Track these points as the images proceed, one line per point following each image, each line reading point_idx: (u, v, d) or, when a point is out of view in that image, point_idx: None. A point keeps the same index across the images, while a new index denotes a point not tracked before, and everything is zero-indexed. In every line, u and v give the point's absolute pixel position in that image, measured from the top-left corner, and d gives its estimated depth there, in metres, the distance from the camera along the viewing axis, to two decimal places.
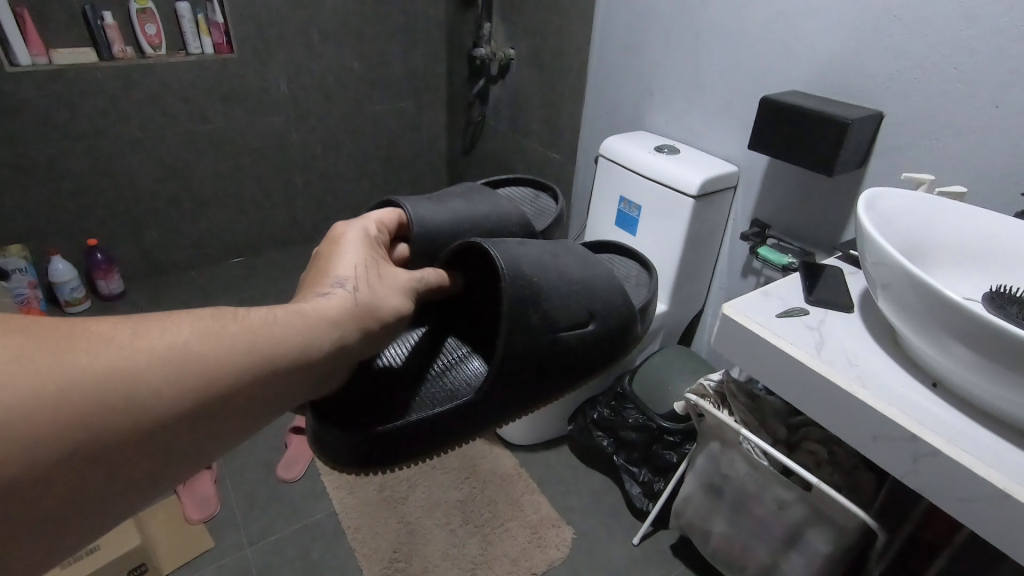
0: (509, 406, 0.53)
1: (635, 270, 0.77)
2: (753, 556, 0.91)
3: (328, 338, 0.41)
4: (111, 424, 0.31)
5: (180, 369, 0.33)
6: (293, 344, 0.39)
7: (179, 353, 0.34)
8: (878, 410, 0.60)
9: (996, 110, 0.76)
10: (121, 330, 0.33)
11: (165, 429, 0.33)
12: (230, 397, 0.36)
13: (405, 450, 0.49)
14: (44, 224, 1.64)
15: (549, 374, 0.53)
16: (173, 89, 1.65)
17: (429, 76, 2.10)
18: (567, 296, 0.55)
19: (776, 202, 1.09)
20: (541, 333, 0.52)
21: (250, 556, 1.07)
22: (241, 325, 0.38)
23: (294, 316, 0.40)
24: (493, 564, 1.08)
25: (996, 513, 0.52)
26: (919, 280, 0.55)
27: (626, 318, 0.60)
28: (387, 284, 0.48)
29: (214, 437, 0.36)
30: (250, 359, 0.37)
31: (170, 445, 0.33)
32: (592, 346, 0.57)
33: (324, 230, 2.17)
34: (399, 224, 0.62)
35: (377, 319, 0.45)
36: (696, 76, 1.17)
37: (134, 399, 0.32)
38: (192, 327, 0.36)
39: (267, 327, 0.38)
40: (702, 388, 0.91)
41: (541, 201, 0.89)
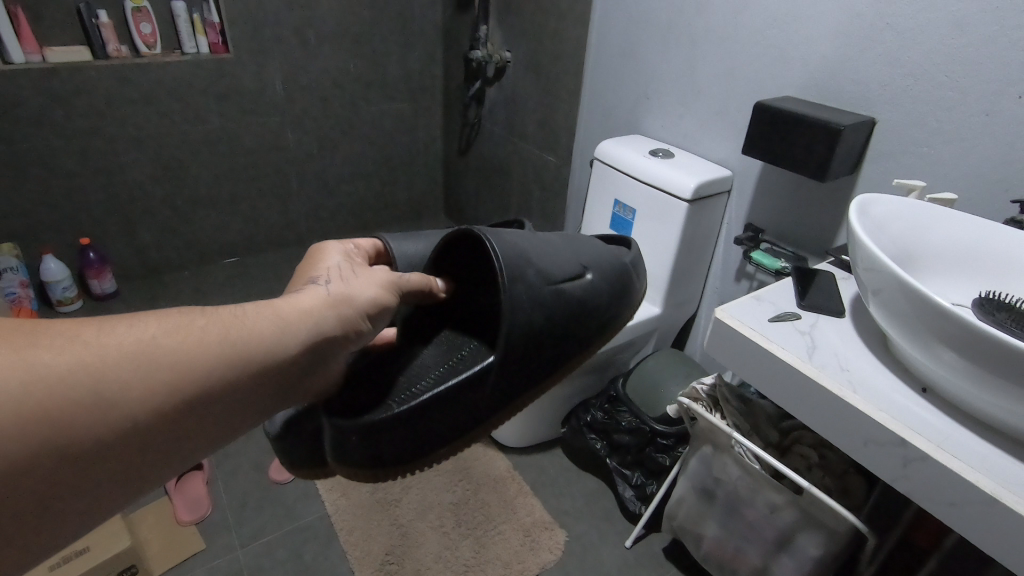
0: (534, 367, 0.53)
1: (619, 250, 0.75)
2: (745, 560, 0.91)
3: (304, 328, 0.41)
4: (83, 421, 0.31)
5: (149, 363, 0.34)
6: (267, 335, 0.39)
7: (146, 347, 0.34)
8: (869, 415, 0.60)
9: (987, 118, 0.76)
10: (87, 328, 0.34)
11: (138, 425, 0.33)
12: (205, 392, 0.35)
13: (442, 425, 0.49)
14: (36, 223, 1.63)
15: (563, 329, 0.54)
16: (168, 89, 1.65)
17: (426, 77, 2.10)
18: (559, 256, 0.57)
19: (770, 207, 1.10)
20: (544, 288, 0.53)
21: (242, 558, 1.07)
22: (210, 320, 0.38)
23: (266, 310, 0.41)
24: (486, 567, 1.08)
25: (983, 516, 0.52)
26: (909, 286, 0.55)
27: (618, 281, 0.62)
28: (365, 279, 0.48)
29: (194, 433, 0.36)
30: (222, 352, 0.37)
31: (147, 442, 0.34)
32: (595, 294, 0.58)
33: (319, 231, 2.17)
34: (377, 251, 0.62)
35: (355, 308, 0.45)
36: (691, 80, 1.18)
37: (103, 395, 0.32)
38: (158, 323, 0.36)
39: (238, 320, 0.39)
40: (695, 392, 0.91)
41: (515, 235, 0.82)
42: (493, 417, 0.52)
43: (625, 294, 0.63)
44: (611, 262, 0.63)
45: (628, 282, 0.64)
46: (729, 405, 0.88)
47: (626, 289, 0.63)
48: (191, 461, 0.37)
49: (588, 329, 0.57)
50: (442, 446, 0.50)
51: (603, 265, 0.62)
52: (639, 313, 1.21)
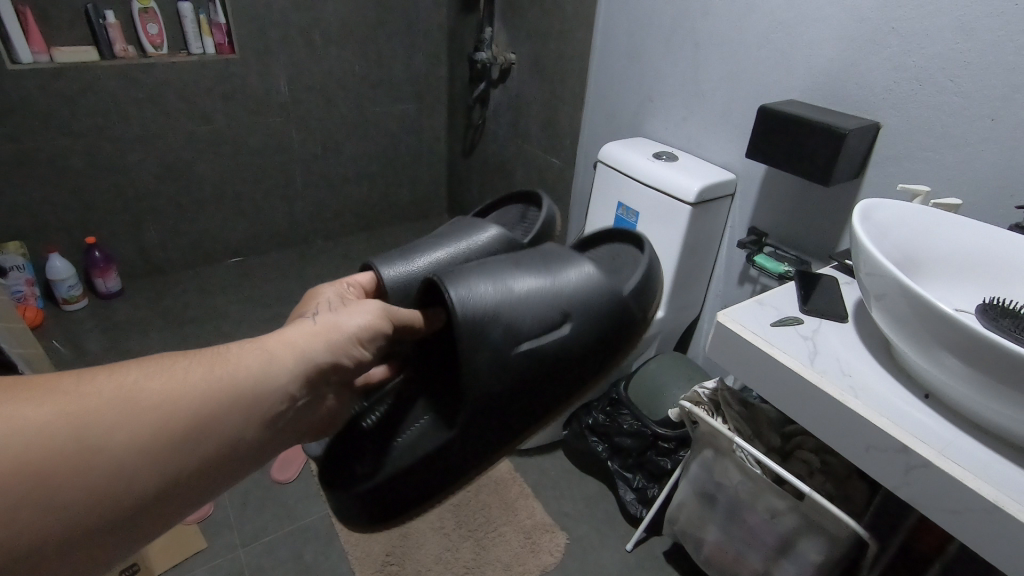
0: (498, 432, 0.53)
1: (625, 253, 0.68)
2: (746, 564, 0.91)
3: (289, 363, 0.42)
4: (63, 470, 0.32)
5: (131, 406, 0.35)
6: (252, 371, 0.40)
7: (127, 392, 0.36)
8: (870, 420, 0.60)
9: (992, 124, 0.76)
10: (66, 378, 0.35)
11: (122, 471, 0.34)
12: (191, 429, 0.37)
13: (417, 484, 0.52)
14: (42, 223, 1.64)
15: (535, 385, 0.53)
16: (174, 89, 1.66)
17: (431, 78, 2.11)
18: (530, 306, 0.53)
19: (774, 211, 1.09)
20: (510, 349, 0.52)
21: (243, 557, 1.07)
22: (192, 359, 0.39)
23: (251, 345, 0.42)
24: (486, 569, 1.08)
25: (987, 525, 0.52)
26: (909, 291, 0.56)
27: (606, 329, 0.57)
28: (359, 308, 0.49)
29: (187, 472, 0.37)
30: (205, 388, 0.38)
31: (134, 487, 0.35)
32: (571, 344, 0.55)
33: (323, 231, 2.18)
34: (375, 283, 0.64)
35: (345, 335, 0.46)
36: (695, 84, 1.18)
37: (87, 443, 0.33)
38: (140, 368, 0.37)
39: (223, 359, 0.40)
40: (696, 396, 0.91)
41: (528, 217, 0.78)
42: (469, 471, 0.54)
43: (613, 336, 0.58)
44: (601, 297, 0.57)
45: (627, 320, 0.59)
46: (730, 409, 0.89)
47: (621, 326, 0.58)
48: (184, 503, 0.38)
49: (567, 379, 0.55)
50: (420, 501, 0.53)
51: (590, 302, 0.57)
52: None
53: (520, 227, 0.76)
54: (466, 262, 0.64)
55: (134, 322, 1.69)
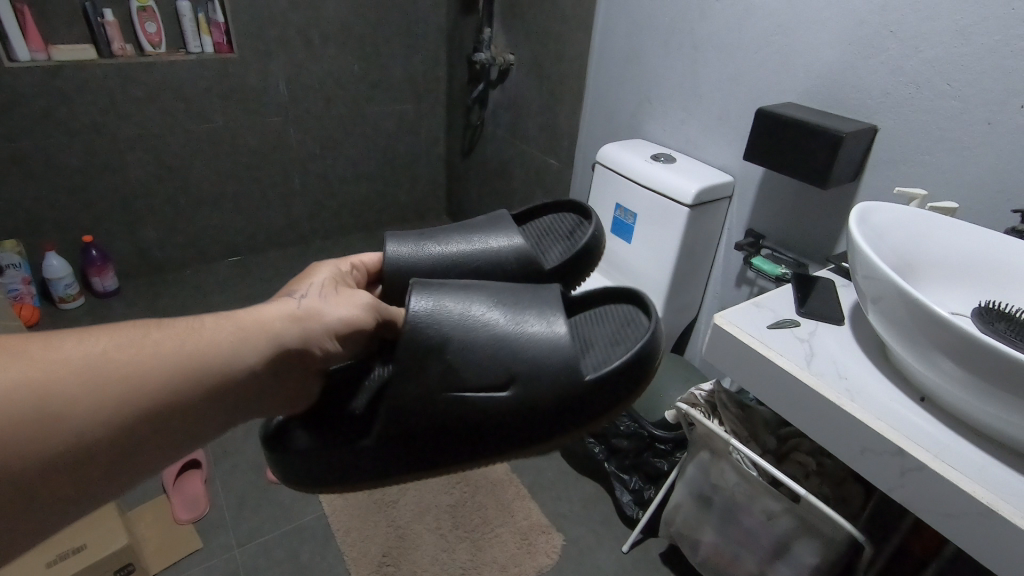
0: (405, 458, 0.49)
1: (644, 328, 0.52)
2: (742, 567, 0.91)
3: (262, 342, 0.44)
4: (22, 435, 0.34)
5: (98, 376, 0.37)
6: (222, 346, 0.42)
7: (95, 361, 0.37)
8: (865, 423, 0.60)
9: (989, 128, 0.76)
10: (33, 344, 0.37)
11: (83, 437, 0.36)
12: (158, 400, 0.38)
13: (326, 476, 0.51)
14: (39, 221, 1.63)
15: (450, 433, 0.48)
16: (172, 87, 1.65)
17: (430, 78, 2.10)
18: (481, 349, 0.49)
19: (772, 213, 1.09)
20: (437, 389, 0.48)
21: (239, 557, 1.07)
22: (164, 333, 0.41)
23: (225, 321, 0.44)
24: (482, 570, 1.08)
25: (983, 530, 0.52)
26: (904, 292, 0.56)
27: (552, 411, 0.48)
28: (343, 299, 0.49)
29: (151, 441, 0.39)
30: (176, 362, 0.40)
31: (96, 452, 0.36)
32: (502, 409, 0.48)
33: (321, 231, 2.17)
34: (379, 265, 0.64)
35: (323, 324, 0.47)
36: (694, 86, 1.18)
37: (50, 411, 0.35)
38: (111, 338, 0.39)
39: (195, 332, 0.42)
40: (693, 397, 0.92)
41: (579, 234, 0.69)
42: (376, 482, 0.52)
43: (558, 423, 0.48)
44: (559, 372, 0.48)
45: (585, 408, 0.48)
46: (727, 411, 0.89)
47: (574, 413, 0.48)
48: (145, 468, 0.39)
49: (490, 443, 0.49)
50: (325, 487, 0.53)
51: (545, 374, 0.48)
52: None
53: (557, 243, 0.69)
54: (463, 270, 0.63)
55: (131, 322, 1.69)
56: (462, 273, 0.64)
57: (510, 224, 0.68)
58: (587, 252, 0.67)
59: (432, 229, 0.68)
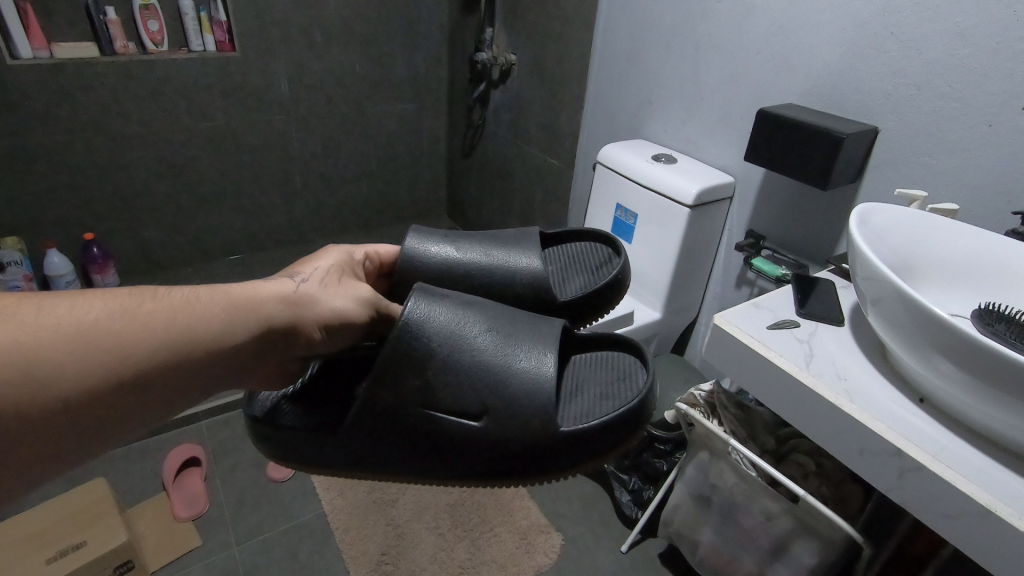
0: (363, 461, 0.48)
1: (633, 391, 0.50)
2: (740, 567, 0.91)
3: (252, 321, 0.43)
4: (9, 399, 0.34)
5: (89, 345, 0.37)
6: (213, 323, 0.41)
7: (85, 329, 0.37)
8: (863, 422, 0.61)
9: (989, 129, 0.76)
10: (26, 308, 0.36)
11: (67, 402, 0.36)
12: (146, 372, 0.38)
13: (273, 452, 0.50)
14: (40, 218, 1.64)
15: (415, 447, 0.47)
16: (174, 85, 1.66)
17: (431, 77, 2.11)
18: (467, 372, 0.47)
19: (773, 213, 1.09)
20: (411, 404, 0.46)
21: (238, 555, 1.07)
22: (158, 304, 0.40)
23: (220, 295, 0.42)
24: (481, 569, 1.08)
25: (980, 531, 0.52)
26: (906, 293, 0.56)
27: (519, 453, 0.46)
28: (342, 290, 0.48)
29: (134, 407, 0.39)
30: (166, 335, 0.39)
31: (80, 416, 0.36)
32: (470, 438, 0.46)
33: (322, 230, 2.18)
34: (395, 258, 0.65)
35: (317, 310, 0.46)
36: (695, 86, 1.18)
37: (37, 377, 0.35)
38: (104, 305, 0.39)
39: (189, 305, 0.41)
40: (692, 398, 0.92)
41: (603, 271, 0.67)
42: (331, 473, 0.50)
43: (520, 465, 0.47)
44: (535, 416, 0.46)
45: (549, 458, 0.47)
46: (726, 412, 0.89)
47: (537, 460, 0.47)
48: (127, 432, 0.40)
49: (447, 464, 0.47)
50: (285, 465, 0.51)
51: (521, 412, 0.46)
52: (638, 317, 1.21)
53: (578, 277, 0.67)
54: (470, 280, 0.63)
55: None
56: (470, 282, 0.63)
57: (536, 247, 0.67)
58: (603, 294, 0.64)
59: (458, 232, 0.68)
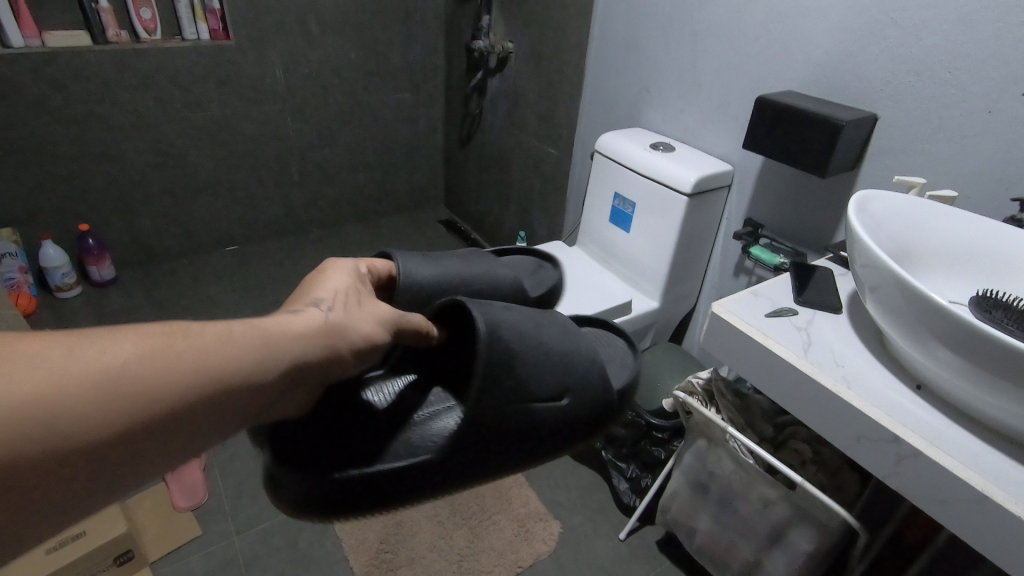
0: (465, 472, 0.41)
1: (622, 352, 0.62)
2: (738, 554, 0.92)
3: (297, 356, 0.31)
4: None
5: (108, 400, 0.24)
6: (258, 366, 0.29)
7: (110, 380, 0.24)
8: (861, 410, 0.61)
9: (989, 117, 0.76)
10: (45, 351, 0.24)
11: (54, 482, 0.23)
12: (169, 431, 0.26)
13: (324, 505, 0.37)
14: (35, 210, 1.62)
15: (520, 442, 0.42)
16: (168, 74, 1.64)
17: (428, 67, 2.09)
18: (545, 360, 0.44)
19: (770, 202, 1.09)
20: (517, 402, 0.41)
21: (237, 545, 1.08)
22: (196, 343, 0.28)
23: (262, 329, 0.30)
24: (479, 556, 1.09)
25: (979, 516, 0.52)
26: (907, 283, 0.55)
27: (595, 421, 0.48)
28: (371, 311, 0.37)
29: (144, 483, 0.26)
30: (202, 380, 0.26)
31: (78, 498, 0.24)
32: (562, 419, 0.45)
33: (319, 221, 2.17)
34: (390, 275, 0.56)
35: (359, 341, 0.35)
36: (694, 74, 1.17)
37: (20, 447, 0.22)
38: (132, 343, 0.26)
39: (231, 341, 0.28)
40: (691, 385, 0.93)
41: (541, 272, 0.75)
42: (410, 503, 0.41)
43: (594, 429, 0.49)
44: (603, 384, 0.49)
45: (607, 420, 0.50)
46: (724, 399, 0.89)
47: (601, 423, 0.49)
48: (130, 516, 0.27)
49: (541, 455, 0.45)
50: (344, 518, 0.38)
51: (592, 385, 0.48)
52: (636, 307, 1.21)
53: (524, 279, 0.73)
54: (475, 288, 0.61)
55: (128, 310, 1.69)
56: (474, 290, 0.61)
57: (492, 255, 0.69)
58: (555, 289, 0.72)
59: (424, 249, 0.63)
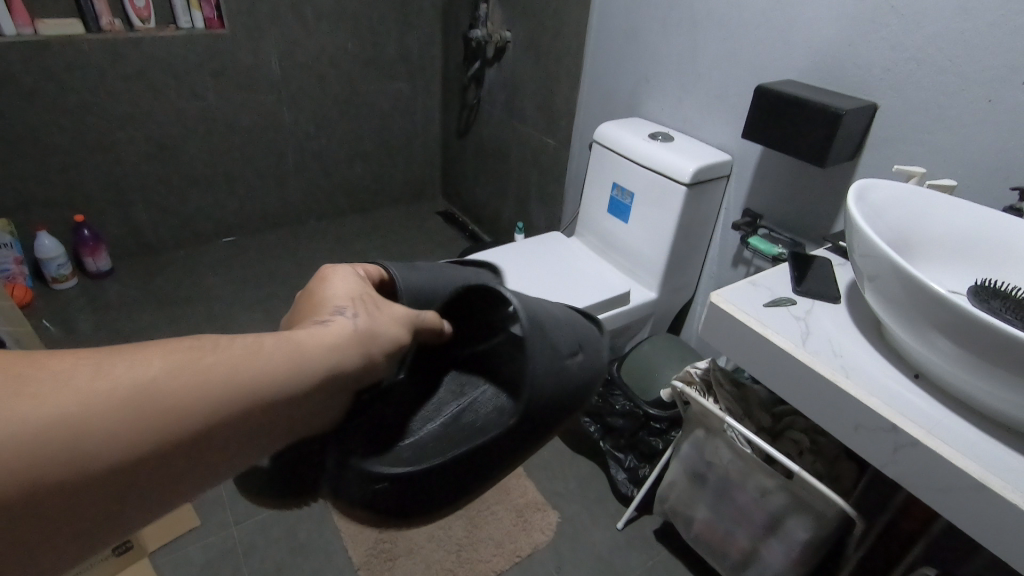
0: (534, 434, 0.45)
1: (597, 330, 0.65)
2: (735, 543, 0.92)
3: (325, 364, 0.32)
4: (7, 493, 0.23)
5: (135, 414, 0.25)
6: (283, 377, 0.30)
7: (136, 394, 0.26)
8: (860, 400, 0.61)
9: (989, 106, 0.76)
10: (80, 368, 0.26)
11: (93, 491, 0.25)
12: (195, 445, 0.27)
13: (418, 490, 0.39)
14: (29, 201, 1.61)
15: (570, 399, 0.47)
16: (163, 64, 1.63)
17: (425, 56, 2.07)
18: (564, 324, 0.49)
19: (769, 192, 1.09)
20: (560, 362, 0.46)
21: (236, 535, 1.08)
22: (223, 357, 0.29)
23: (286, 343, 0.31)
24: (478, 546, 1.09)
25: (976, 504, 0.52)
26: (907, 273, 0.55)
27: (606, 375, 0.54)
28: (388, 313, 0.40)
29: (174, 489, 0.27)
30: (227, 395, 0.28)
31: (103, 506, 0.25)
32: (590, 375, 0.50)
33: (316, 212, 2.16)
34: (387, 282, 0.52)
35: (382, 344, 0.37)
36: (693, 63, 1.16)
37: (55, 456, 0.24)
38: (159, 360, 0.27)
39: (253, 355, 0.30)
40: (689, 375, 0.92)
41: None
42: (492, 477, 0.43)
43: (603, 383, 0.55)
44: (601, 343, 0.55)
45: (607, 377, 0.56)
46: (722, 389, 0.90)
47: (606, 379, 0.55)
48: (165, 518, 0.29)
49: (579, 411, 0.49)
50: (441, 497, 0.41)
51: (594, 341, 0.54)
52: (634, 297, 1.21)
53: None
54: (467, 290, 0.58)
55: (125, 302, 1.68)
56: None
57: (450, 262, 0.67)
58: None
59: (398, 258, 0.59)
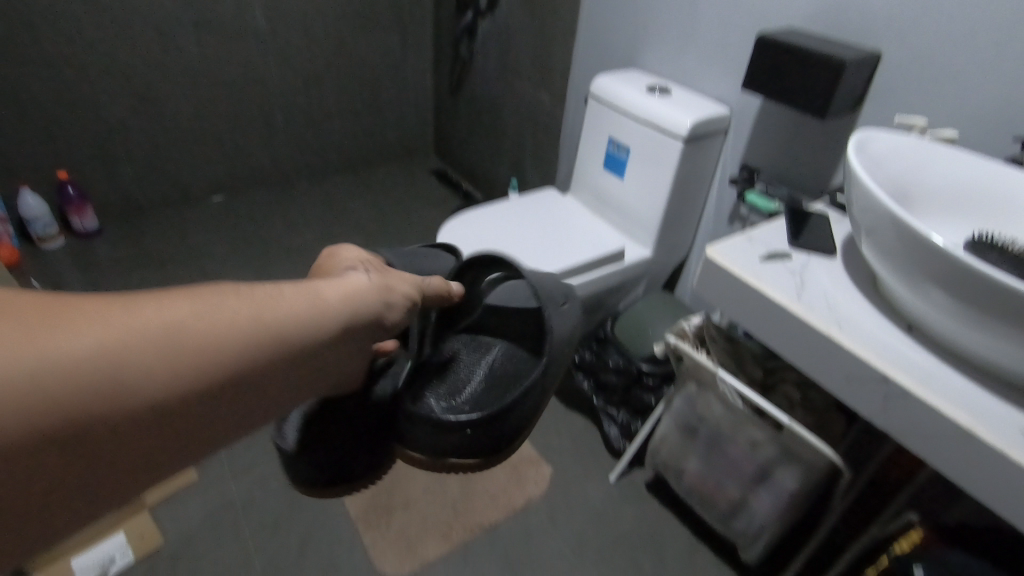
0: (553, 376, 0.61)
1: None
2: (724, 493, 0.94)
3: (343, 310, 0.39)
4: (72, 407, 0.27)
5: (178, 346, 0.31)
6: (305, 317, 0.37)
7: (173, 327, 0.31)
8: (853, 352, 0.61)
9: (995, 54, 0.74)
10: (117, 305, 0.31)
11: (142, 413, 0.30)
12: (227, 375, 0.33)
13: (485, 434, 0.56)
14: (10, 157, 1.57)
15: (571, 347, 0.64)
16: (141, 14, 1.56)
17: (415, 7, 2.00)
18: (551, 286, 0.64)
19: (768, 146, 1.07)
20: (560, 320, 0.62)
21: (234, 489, 1.09)
22: (247, 301, 0.35)
23: (307, 293, 0.38)
24: (473, 499, 1.12)
25: (963, 452, 0.53)
26: (905, 224, 0.54)
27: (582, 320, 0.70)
28: (394, 273, 0.47)
29: (211, 411, 0.33)
30: (256, 331, 0.34)
31: (156, 429, 0.31)
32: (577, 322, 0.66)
33: (306, 170, 2.12)
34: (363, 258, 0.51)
35: (395, 296, 0.45)
36: (692, 12, 1.12)
37: (110, 379, 0.29)
38: (190, 303, 0.33)
39: (274, 299, 0.36)
40: (682, 330, 0.92)
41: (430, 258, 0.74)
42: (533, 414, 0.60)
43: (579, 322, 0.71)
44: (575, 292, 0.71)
45: None
46: (715, 344, 0.90)
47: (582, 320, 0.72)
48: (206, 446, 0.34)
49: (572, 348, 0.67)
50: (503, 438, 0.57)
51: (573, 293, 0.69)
52: (628, 255, 1.20)
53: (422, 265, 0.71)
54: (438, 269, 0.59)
55: (114, 261, 1.66)
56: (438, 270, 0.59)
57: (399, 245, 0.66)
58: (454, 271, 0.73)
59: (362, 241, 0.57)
